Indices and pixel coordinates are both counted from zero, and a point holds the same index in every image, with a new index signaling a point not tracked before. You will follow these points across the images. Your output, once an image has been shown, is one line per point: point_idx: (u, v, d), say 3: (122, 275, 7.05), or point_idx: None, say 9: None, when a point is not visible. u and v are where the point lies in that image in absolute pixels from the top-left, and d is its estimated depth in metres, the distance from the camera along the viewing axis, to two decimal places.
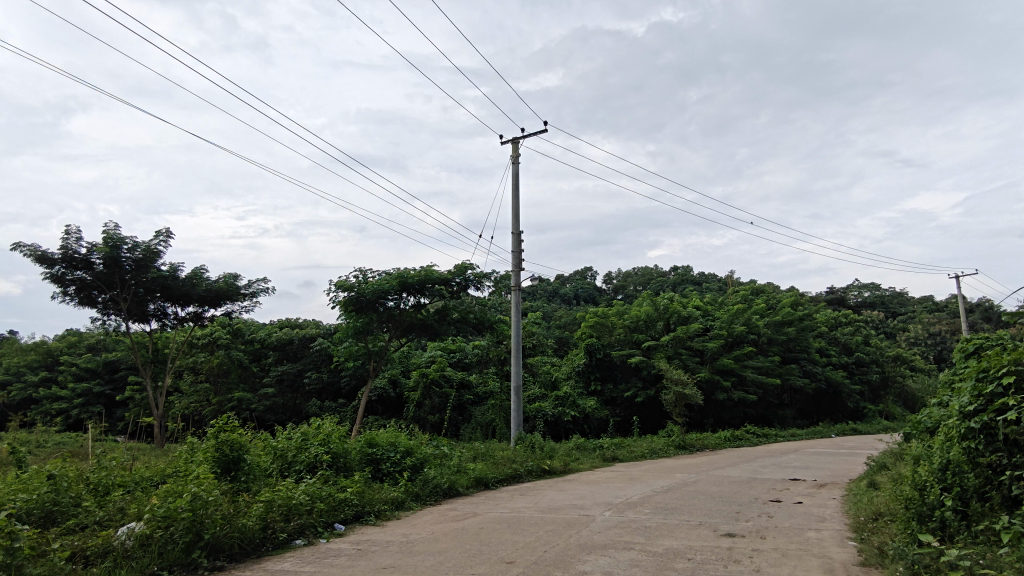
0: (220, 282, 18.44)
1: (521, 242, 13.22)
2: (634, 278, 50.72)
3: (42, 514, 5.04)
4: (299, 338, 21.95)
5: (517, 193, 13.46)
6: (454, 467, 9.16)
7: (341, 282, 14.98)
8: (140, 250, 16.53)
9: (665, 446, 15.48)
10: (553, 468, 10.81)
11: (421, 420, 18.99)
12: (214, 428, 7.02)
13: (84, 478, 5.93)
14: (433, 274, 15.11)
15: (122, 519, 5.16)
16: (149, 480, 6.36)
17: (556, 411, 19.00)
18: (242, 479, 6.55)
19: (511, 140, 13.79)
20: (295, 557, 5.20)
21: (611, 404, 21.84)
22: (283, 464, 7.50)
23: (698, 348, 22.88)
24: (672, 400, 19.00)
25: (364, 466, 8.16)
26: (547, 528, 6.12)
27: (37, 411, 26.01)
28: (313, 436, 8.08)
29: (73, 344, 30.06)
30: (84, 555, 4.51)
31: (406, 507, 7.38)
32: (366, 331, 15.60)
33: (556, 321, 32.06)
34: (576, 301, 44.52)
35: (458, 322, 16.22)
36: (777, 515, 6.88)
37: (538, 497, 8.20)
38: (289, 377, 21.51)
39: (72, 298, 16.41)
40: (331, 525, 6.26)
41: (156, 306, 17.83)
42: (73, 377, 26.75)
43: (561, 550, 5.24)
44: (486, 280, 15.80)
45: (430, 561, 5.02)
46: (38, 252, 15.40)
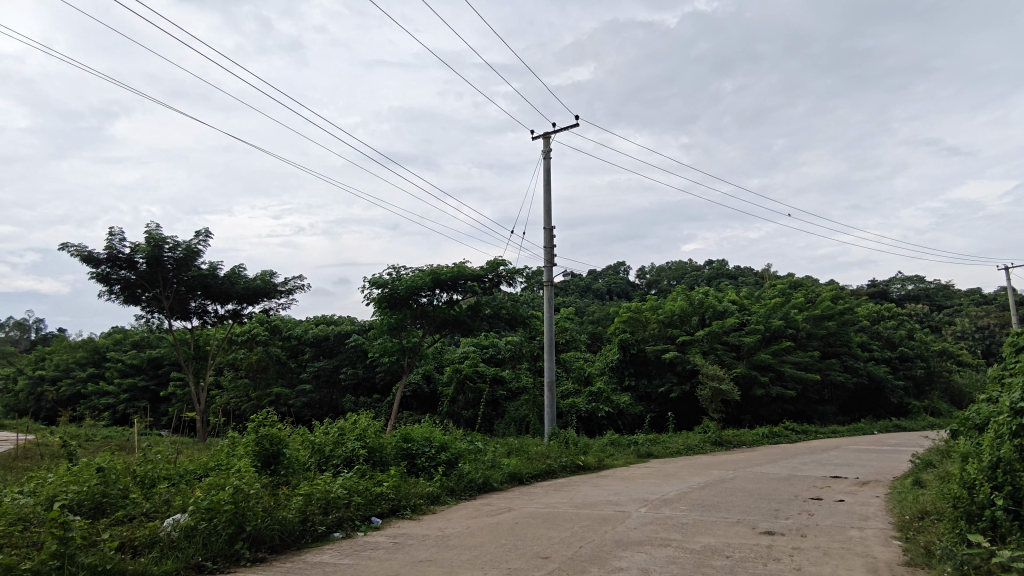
0: (258, 280, 18.80)
1: (553, 237, 13.19)
2: (668, 273, 50.19)
3: (93, 505, 5.20)
4: (335, 335, 22.32)
5: (549, 188, 13.42)
6: (488, 462, 9.19)
7: (375, 279, 15.16)
8: (181, 249, 16.95)
9: (701, 443, 15.29)
10: (587, 464, 10.79)
11: (455, 415, 19.17)
12: (254, 422, 7.17)
13: (130, 470, 6.10)
14: (466, 270, 15.17)
15: (168, 511, 5.31)
16: (192, 473, 6.52)
17: (590, 406, 18.92)
18: (282, 473, 6.67)
19: (543, 136, 13.78)
20: (333, 550, 5.27)
21: (645, 400, 21.70)
22: (321, 458, 7.58)
23: (735, 343, 22.53)
24: (707, 395, 18.74)
25: (399, 460, 8.25)
26: (583, 524, 6.09)
27: (86, 407, 26.95)
28: (349, 430, 8.20)
29: (119, 341, 31.03)
30: (132, 545, 4.64)
31: (441, 502, 7.43)
32: (401, 328, 15.78)
33: (589, 316, 31.95)
34: (609, 296, 44.23)
35: (491, 318, 16.24)
36: (818, 513, 6.74)
37: (572, 492, 8.17)
38: (326, 373, 21.88)
39: (117, 296, 16.92)
40: (367, 518, 6.35)
41: (196, 304, 18.26)
42: (119, 372, 27.64)
43: (597, 547, 5.22)
44: (519, 276, 15.82)
45: (466, 555, 5.04)
46: (85, 252, 15.92)
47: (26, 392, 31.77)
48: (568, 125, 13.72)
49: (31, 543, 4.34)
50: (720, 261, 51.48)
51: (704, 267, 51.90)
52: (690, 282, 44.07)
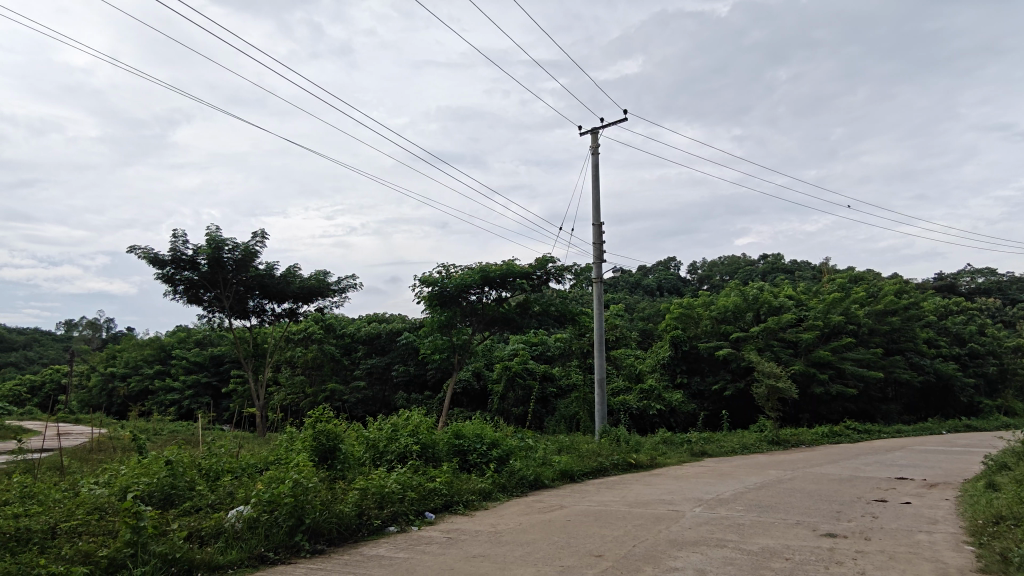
0: (312, 279, 19.27)
1: (602, 233, 13.08)
2: (720, 268, 49.07)
3: (163, 496, 5.44)
4: (387, 333, 22.76)
5: (597, 184, 13.31)
6: (540, 459, 9.21)
7: (425, 277, 15.34)
8: (239, 250, 17.53)
9: (757, 442, 14.93)
10: (640, 462, 10.69)
11: (505, 412, 19.29)
12: (311, 418, 7.35)
13: (196, 464, 6.35)
14: (515, 268, 15.21)
15: (232, 503, 5.50)
16: (254, 466, 6.75)
17: (641, 404, 18.74)
18: (338, 468, 6.82)
19: (590, 132, 13.67)
20: (388, 544, 5.37)
21: (699, 398, 21.30)
22: (375, 453, 7.73)
23: (792, 340, 21.87)
24: (764, 393, 18.24)
25: (452, 456, 8.34)
26: (637, 522, 6.02)
27: (153, 402, 28.23)
28: (402, 427, 8.35)
29: (183, 340, 32.37)
30: (200, 535, 4.83)
31: (493, 499, 7.47)
32: (451, 325, 15.91)
33: (639, 313, 31.61)
34: (660, 293, 43.57)
35: (540, 315, 16.20)
36: (883, 516, 6.49)
37: (626, 490, 8.10)
38: (378, 370, 22.31)
39: (181, 296, 17.64)
40: (421, 512, 6.43)
41: (255, 304, 18.86)
42: (184, 369, 28.83)
43: (651, 546, 5.15)
44: (567, 273, 15.77)
45: (520, 552, 5.05)
46: (151, 254, 16.65)
47: (99, 388, 33.50)
48: (617, 120, 13.60)
49: (107, 531, 4.57)
50: (775, 256, 49.99)
51: (759, 262, 50.52)
52: (743, 278, 43.00)
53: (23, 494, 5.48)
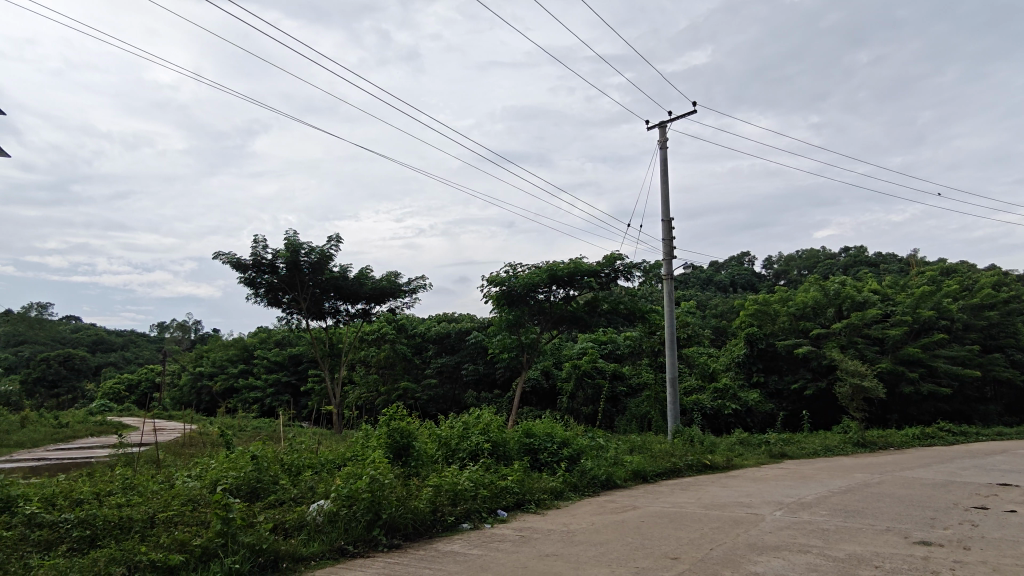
0: (384, 280, 19.75)
1: (672, 229, 12.81)
2: (798, 263, 47.13)
3: (249, 489, 5.68)
4: (456, 332, 23.13)
5: (666, 179, 13.04)
6: (611, 459, 9.10)
7: (493, 277, 15.46)
8: (315, 253, 18.16)
9: (841, 444, 14.25)
10: (715, 463, 10.42)
11: (575, 411, 19.23)
12: (386, 416, 7.53)
13: (280, 459, 6.61)
14: (582, 266, 15.11)
15: (313, 497, 5.71)
16: (332, 462, 6.98)
17: (715, 404, 18.29)
18: (412, 464, 6.95)
19: (658, 126, 13.40)
20: (462, 540, 5.44)
21: (777, 398, 20.54)
22: (448, 451, 7.85)
23: (877, 336, 20.79)
24: (847, 393, 17.40)
25: (522, 455, 8.36)
26: (714, 525, 5.86)
27: (239, 400, 29.71)
28: (474, 425, 8.44)
29: (264, 340, 33.88)
30: (284, 527, 5.03)
31: (565, 498, 7.44)
32: (519, 324, 15.94)
33: (712, 309, 30.85)
34: (733, 289, 42.27)
35: (609, 313, 16.05)
36: (984, 524, 6.06)
37: (701, 492, 7.90)
38: (448, 369, 22.65)
39: (262, 298, 18.50)
40: (494, 510, 6.48)
41: (330, 305, 19.49)
42: (266, 368, 30.18)
43: (730, 549, 5.01)
44: (636, 270, 15.54)
45: (594, 552, 5.01)
46: (235, 259, 17.50)
47: (190, 386, 35.57)
48: (685, 112, 13.27)
49: (199, 521, 4.81)
50: (858, 249, 47.53)
51: (840, 255, 48.17)
52: (823, 273, 41.15)
53: (124, 485, 5.86)
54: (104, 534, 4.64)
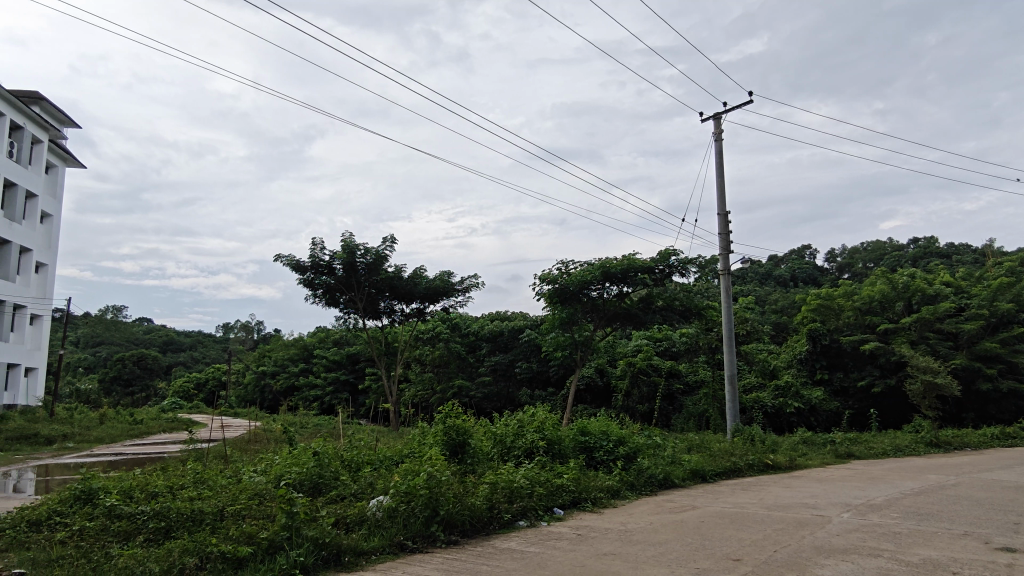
0: (438, 280, 19.96)
1: (728, 223, 12.50)
2: (863, 256, 45.27)
3: (312, 484, 5.83)
4: (509, 330, 23.23)
5: (722, 172, 12.73)
6: (668, 458, 8.94)
7: (545, 275, 15.44)
8: (370, 254, 18.52)
9: (913, 444, 13.61)
10: (778, 463, 10.11)
11: (631, 410, 19.03)
12: (442, 413, 7.61)
13: (340, 455, 6.76)
14: (636, 262, 14.92)
15: (373, 493, 5.82)
16: (390, 459, 7.11)
17: (776, 402, 17.82)
18: (468, 462, 7.01)
19: (713, 117, 13.09)
20: (519, 538, 5.44)
21: (842, 395, 19.81)
22: (503, 449, 7.87)
23: (951, 331, 19.81)
24: (918, 390, 16.62)
25: (578, 453, 8.31)
26: (777, 526, 5.69)
27: (300, 398, 30.63)
28: (528, 423, 8.43)
29: (323, 340, 34.80)
30: (346, 521, 5.13)
31: (621, 496, 7.36)
32: (572, 322, 15.86)
33: (772, 305, 30.05)
34: (794, 283, 40.95)
35: (664, 310, 15.80)
36: None
37: (763, 492, 7.68)
38: (502, 367, 22.73)
39: (321, 299, 19.04)
40: (550, 508, 6.47)
41: (385, 304, 19.86)
42: (325, 367, 30.99)
43: (795, 552, 4.86)
44: (692, 266, 15.23)
45: (653, 551, 4.94)
46: (294, 261, 18.03)
47: (254, 385, 36.91)
48: (741, 103, 12.92)
49: (266, 515, 4.96)
50: (928, 239, 45.31)
51: (908, 246, 46.01)
52: (890, 265, 39.47)
53: (195, 480, 6.10)
54: (177, 525, 4.84)
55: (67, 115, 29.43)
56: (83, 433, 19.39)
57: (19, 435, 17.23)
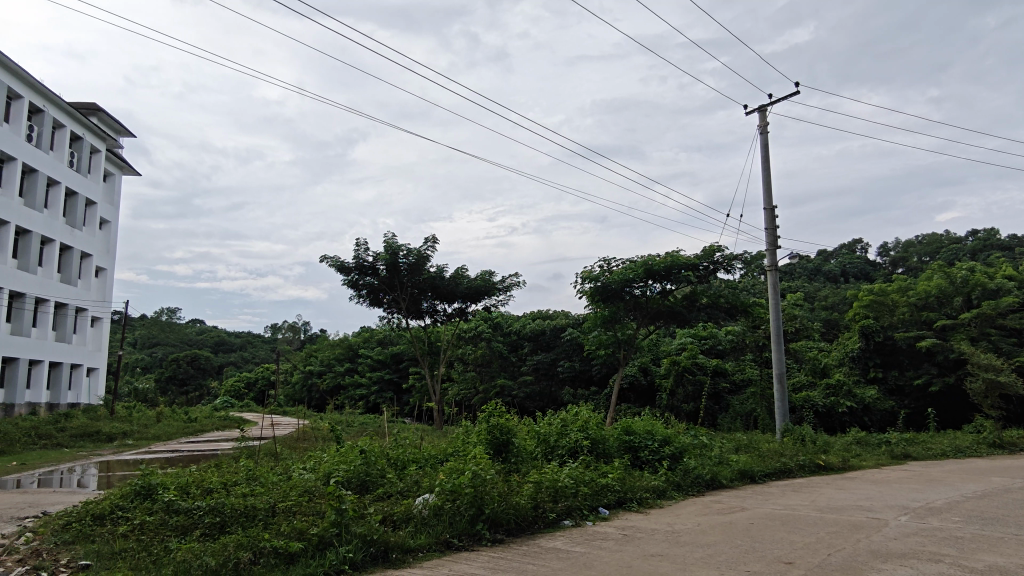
0: (479, 279, 20.04)
1: (775, 217, 12.20)
2: (918, 249, 43.70)
3: (359, 482, 5.92)
4: (551, 329, 23.16)
5: (768, 165, 12.44)
6: (715, 458, 8.78)
7: (587, 273, 15.36)
8: (413, 254, 18.72)
9: (974, 445, 13.05)
10: (830, 464, 9.83)
11: (675, 409, 18.78)
12: (485, 412, 7.64)
13: (386, 453, 6.86)
14: (680, 259, 14.69)
15: (419, 491, 5.88)
16: (435, 457, 7.16)
17: (827, 401, 17.36)
18: (513, 461, 7.01)
19: (758, 109, 12.80)
20: (564, 537, 5.42)
21: (897, 395, 19.12)
22: (547, 448, 7.86)
23: (1015, 327, 18.90)
24: (980, 389, 15.94)
25: (622, 453, 8.24)
26: (830, 529, 5.52)
27: (346, 397, 31.23)
28: (572, 422, 8.39)
29: (367, 340, 35.38)
30: (393, 519, 5.19)
31: (668, 497, 7.27)
32: (614, 320, 15.72)
33: (822, 301, 29.24)
34: (845, 279, 39.78)
35: (709, 308, 15.54)
36: None
37: (815, 494, 7.47)
38: (544, 366, 22.70)
39: (365, 299, 19.38)
40: (595, 508, 6.43)
41: (428, 304, 20.06)
42: (370, 367, 31.52)
43: (849, 555, 4.71)
44: (737, 262, 14.93)
45: (701, 553, 4.86)
46: (339, 262, 18.37)
47: (302, 383, 37.80)
48: (788, 94, 12.58)
49: (315, 511, 5.05)
50: (988, 231, 43.43)
51: (967, 239, 44.18)
52: (947, 259, 38.00)
53: (248, 477, 6.28)
54: (232, 520, 4.98)
55: (122, 125, 30.57)
56: (142, 431, 20.15)
57: (82, 432, 18.01)
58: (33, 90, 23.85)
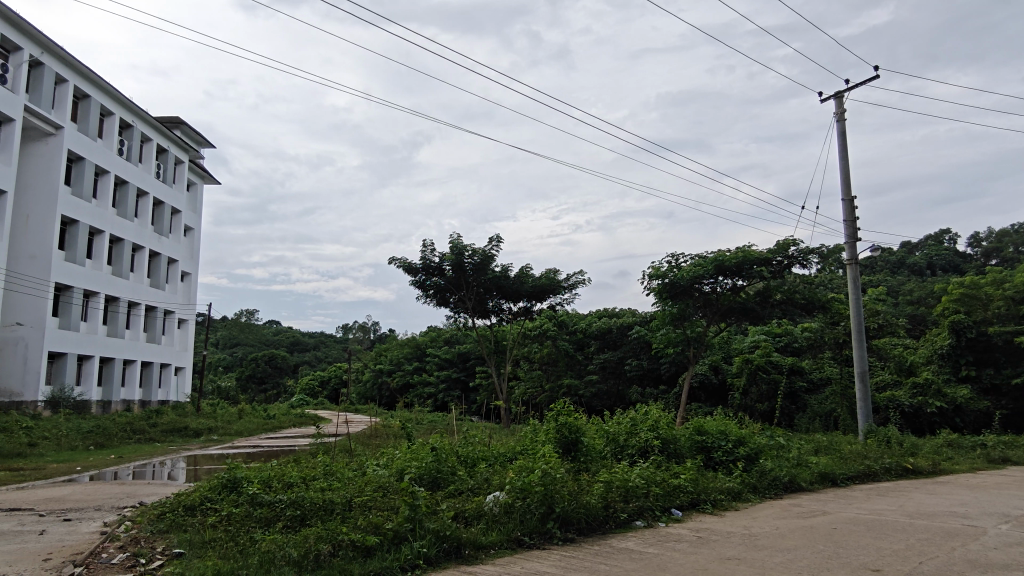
0: (544, 277, 20.01)
1: (855, 208, 11.65)
2: (1015, 238, 40.76)
3: (431, 478, 6.01)
4: (618, 327, 22.87)
5: (846, 154, 11.89)
6: (793, 460, 8.46)
7: (654, 270, 15.09)
8: (478, 254, 18.86)
9: None
10: (919, 467, 9.30)
11: (749, 408, 18.21)
12: (553, 411, 7.61)
13: (456, 451, 6.94)
14: (752, 254, 14.21)
15: (489, 488, 5.93)
16: (505, 455, 7.21)
17: (915, 401, 16.47)
18: (582, 460, 6.96)
19: (834, 96, 12.24)
20: (637, 537, 5.35)
21: (993, 395, 17.81)
22: (616, 447, 7.77)
23: None
24: None
25: (695, 453, 8.07)
26: (921, 536, 5.22)
27: (415, 395, 31.89)
28: (641, 420, 8.26)
29: (434, 339, 35.96)
30: (465, 515, 5.25)
31: (744, 499, 7.06)
32: (683, 317, 15.37)
33: (906, 295, 27.69)
34: (932, 273, 37.55)
35: (783, 304, 15.03)
36: None
37: (904, 498, 7.09)
38: (611, 365, 22.48)
39: (432, 299, 19.75)
40: (668, 509, 6.32)
41: (493, 303, 20.18)
42: (438, 365, 32.03)
43: (943, 565, 4.43)
44: (814, 256, 14.33)
45: (781, 557, 4.69)
46: (407, 263, 18.75)
47: (373, 381, 38.89)
48: (866, 79, 11.95)
49: (389, 506, 5.16)
50: None
51: None
52: None
53: (325, 472, 6.49)
54: (311, 513, 5.16)
55: (204, 137, 32.25)
56: (225, 427, 21.20)
57: (172, 427, 19.11)
58: (123, 107, 25.46)
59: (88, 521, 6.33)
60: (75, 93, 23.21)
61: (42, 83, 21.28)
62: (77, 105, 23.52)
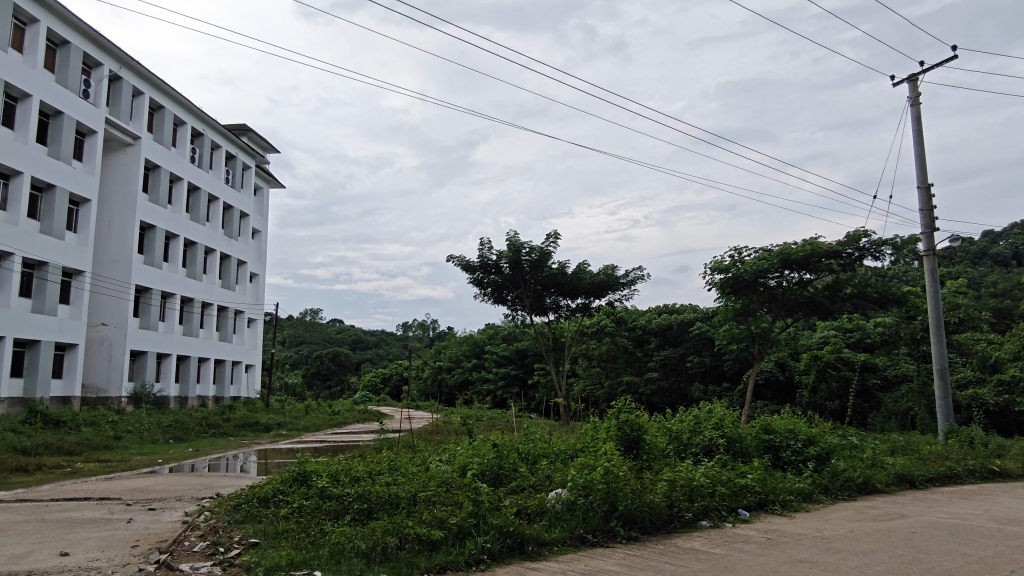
0: (602, 274, 19.83)
1: (932, 196, 11.07)
2: None
3: (493, 474, 6.05)
4: (678, 323, 22.45)
5: (921, 140, 11.30)
6: (868, 460, 8.11)
7: (717, 264, 14.74)
8: (535, 251, 18.86)
9: None
10: (1006, 470, 8.78)
11: (818, 406, 17.54)
12: (615, 409, 7.52)
13: (517, 448, 6.94)
14: (820, 247, 13.67)
15: (550, 485, 5.93)
16: (566, 452, 7.19)
17: (1001, 399, 15.57)
18: (644, 458, 6.86)
19: (909, 78, 11.63)
20: (702, 538, 5.24)
21: None
22: (680, 445, 7.61)
23: None
24: None
25: (762, 452, 7.84)
26: (1012, 542, 4.92)
27: (474, 391, 32.24)
28: (706, 418, 8.08)
29: (492, 336, 36.22)
30: (527, 512, 5.26)
31: (815, 500, 6.82)
32: (747, 313, 14.93)
33: (990, 287, 26.14)
34: (1018, 263, 35.34)
35: (854, 298, 14.45)
36: None
37: (990, 502, 6.71)
38: (672, 362, 22.11)
39: (490, 296, 19.89)
40: (734, 509, 6.17)
41: (551, 300, 20.14)
42: (496, 362, 32.25)
43: None
44: (887, 247, 13.70)
45: (856, 561, 4.51)
46: (465, 261, 18.93)
47: (433, 378, 39.52)
48: (945, 60, 11.28)
49: (453, 502, 5.21)
50: None
51: None
52: None
53: (390, 466, 6.63)
54: (378, 507, 5.28)
55: (269, 143, 33.42)
56: (294, 422, 21.98)
57: (244, 422, 19.93)
58: (194, 116, 26.67)
59: (170, 511, 6.68)
60: (151, 104, 24.46)
61: (121, 96, 22.50)
62: (153, 116, 24.79)
